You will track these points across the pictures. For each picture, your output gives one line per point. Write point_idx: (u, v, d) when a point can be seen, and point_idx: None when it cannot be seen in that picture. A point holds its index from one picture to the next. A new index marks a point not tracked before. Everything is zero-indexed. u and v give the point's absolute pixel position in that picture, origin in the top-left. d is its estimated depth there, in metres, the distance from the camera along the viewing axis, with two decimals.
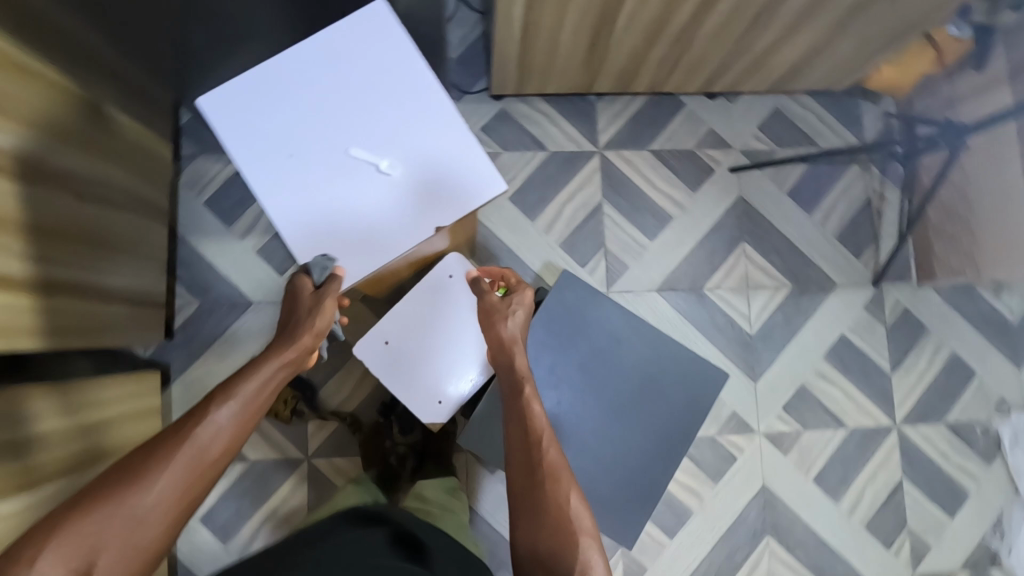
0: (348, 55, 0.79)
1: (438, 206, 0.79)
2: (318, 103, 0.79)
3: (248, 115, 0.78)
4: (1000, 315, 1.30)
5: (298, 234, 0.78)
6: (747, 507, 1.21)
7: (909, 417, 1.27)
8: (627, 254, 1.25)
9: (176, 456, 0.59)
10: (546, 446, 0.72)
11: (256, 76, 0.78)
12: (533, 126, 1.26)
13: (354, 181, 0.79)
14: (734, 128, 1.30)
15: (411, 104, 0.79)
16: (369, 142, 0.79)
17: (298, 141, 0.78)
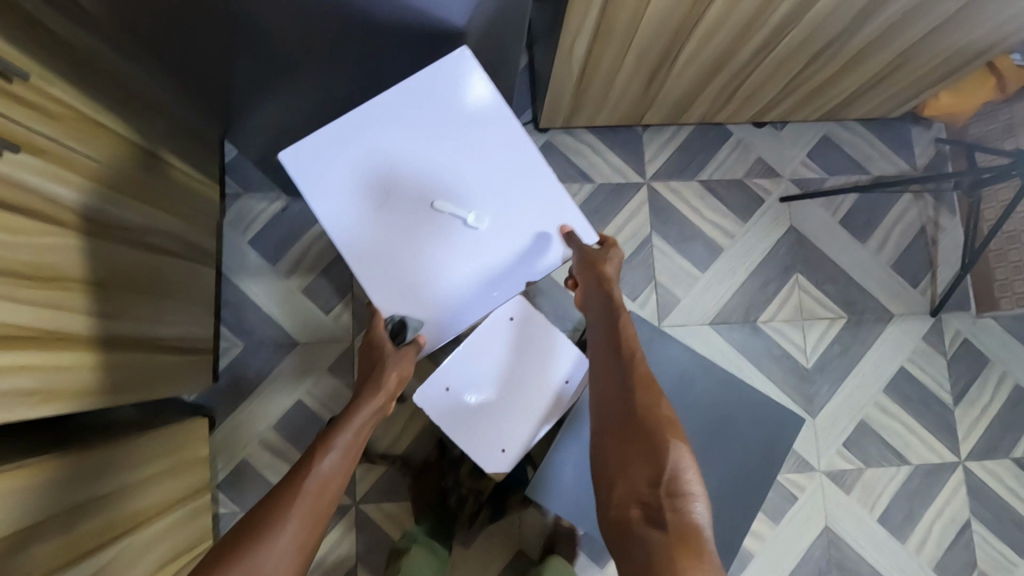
0: (429, 105, 0.78)
1: (523, 259, 0.79)
2: (401, 156, 0.78)
3: (332, 169, 0.77)
4: None
5: (382, 288, 0.78)
6: (810, 549, 1.16)
7: (975, 452, 1.22)
8: (679, 287, 1.22)
9: (293, 508, 0.62)
10: (636, 362, 0.77)
11: (335, 130, 0.77)
12: (579, 158, 1.24)
13: (439, 234, 0.78)
14: (783, 156, 1.27)
15: (494, 155, 0.79)
16: (453, 194, 0.78)
17: (382, 194, 0.78)
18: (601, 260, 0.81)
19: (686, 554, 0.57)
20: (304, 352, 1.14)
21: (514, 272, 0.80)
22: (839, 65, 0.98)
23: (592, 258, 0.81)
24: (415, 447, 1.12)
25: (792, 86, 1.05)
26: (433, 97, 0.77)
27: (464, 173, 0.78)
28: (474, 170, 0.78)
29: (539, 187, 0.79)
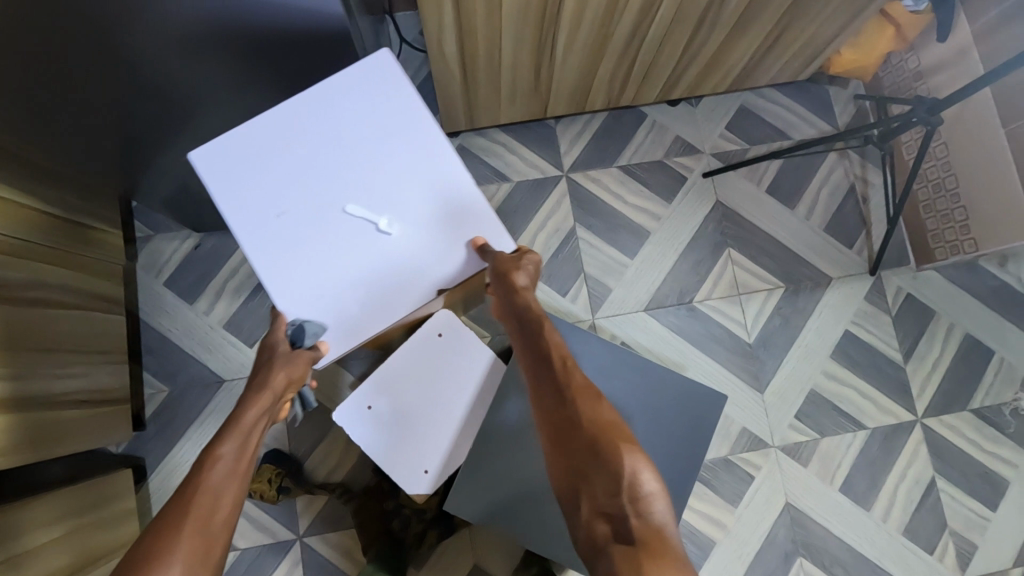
0: (348, 107, 0.76)
1: (432, 267, 0.77)
2: (318, 158, 0.76)
3: (242, 167, 0.76)
4: (1010, 287, 1.23)
5: (289, 292, 0.76)
6: (773, 528, 1.13)
7: (932, 409, 1.19)
8: (609, 276, 1.19)
9: (183, 528, 0.58)
10: (568, 370, 0.72)
11: (247, 126, 0.75)
12: (494, 159, 1.22)
13: (348, 238, 0.76)
14: (701, 131, 1.25)
15: (415, 162, 0.77)
16: (365, 199, 0.76)
17: (293, 197, 0.76)
18: (511, 269, 0.75)
19: (656, 566, 0.54)
20: (231, 388, 1.11)
21: (422, 283, 0.77)
22: (727, 33, 0.96)
23: (502, 267, 0.75)
24: (356, 473, 1.10)
25: (688, 59, 1.03)
26: (354, 101, 0.76)
27: (381, 178, 0.77)
28: (393, 176, 0.77)
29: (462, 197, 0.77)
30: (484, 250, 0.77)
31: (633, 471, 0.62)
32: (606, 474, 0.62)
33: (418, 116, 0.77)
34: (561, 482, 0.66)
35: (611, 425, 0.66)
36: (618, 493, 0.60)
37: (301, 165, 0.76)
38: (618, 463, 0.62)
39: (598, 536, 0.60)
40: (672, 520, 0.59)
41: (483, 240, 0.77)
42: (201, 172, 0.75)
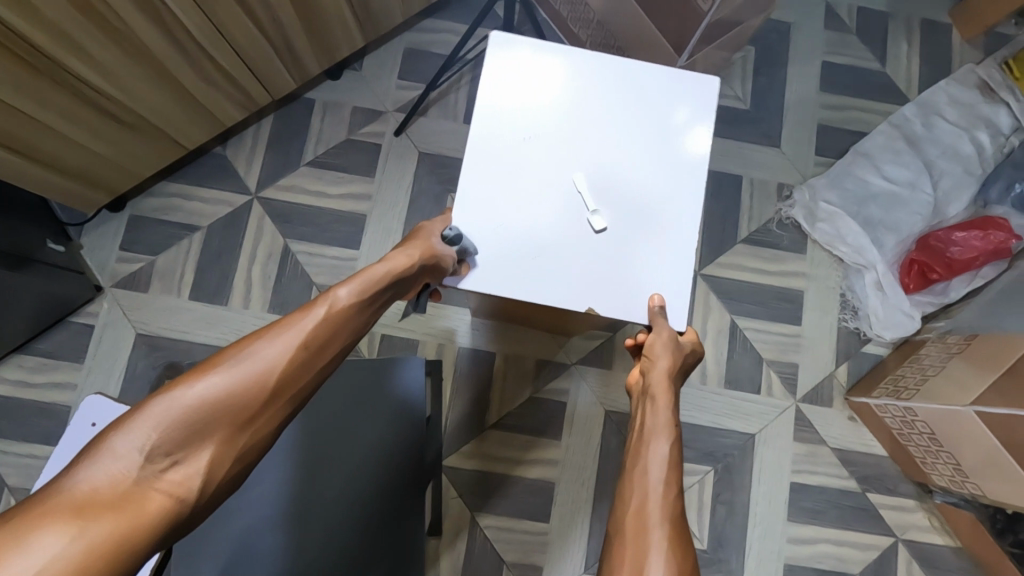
0: (639, 73, 0.78)
1: (599, 272, 0.73)
2: (604, 122, 0.77)
3: (541, 81, 0.77)
4: (732, 109, 1.22)
5: (483, 212, 0.74)
6: (604, 442, 1.09)
7: (707, 256, 1.16)
8: (341, 277, 1.10)
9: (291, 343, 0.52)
10: (675, 504, 0.59)
11: (581, 53, 0.78)
12: (174, 213, 1.10)
13: (564, 201, 0.74)
14: (376, 92, 1.17)
15: (674, 176, 0.76)
16: (607, 186, 0.75)
17: (579, 127, 0.76)
18: (661, 343, 0.69)
19: None
20: None
21: (593, 286, 0.72)
22: None
23: (655, 339, 0.69)
24: None
25: (281, 36, 0.94)
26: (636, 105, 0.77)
27: (642, 167, 0.76)
28: (659, 175, 0.76)
29: (682, 224, 0.74)
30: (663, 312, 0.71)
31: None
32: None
33: (694, 153, 0.76)
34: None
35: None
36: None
37: (582, 128, 0.77)
38: None
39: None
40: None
41: (663, 298, 0.72)
42: (495, 47, 0.78)
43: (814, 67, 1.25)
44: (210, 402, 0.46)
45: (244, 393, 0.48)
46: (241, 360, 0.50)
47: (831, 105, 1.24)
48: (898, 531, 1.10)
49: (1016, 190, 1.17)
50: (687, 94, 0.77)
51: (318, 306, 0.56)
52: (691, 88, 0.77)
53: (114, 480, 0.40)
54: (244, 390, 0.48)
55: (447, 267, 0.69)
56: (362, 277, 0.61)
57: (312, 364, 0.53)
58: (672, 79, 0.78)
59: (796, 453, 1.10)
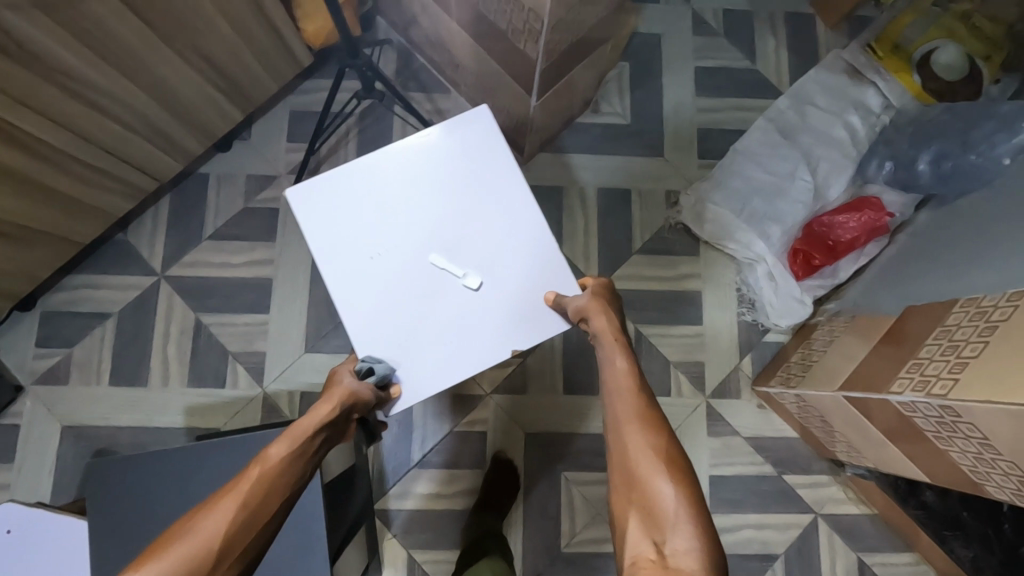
0: (419, 147, 0.75)
1: (503, 322, 0.71)
2: (417, 193, 0.74)
3: (355, 197, 0.74)
4: (613, 125, 1.27)
5: (358, 336, 0.71)
6: (527, 463, 1.14)
7: (605, 272, 1.21)
8: (254, 342, 1.14)
9: (233, 505, 0.54)
10: (646, 400, 0.65)
11: (356, 166, 0.75)
12: (85, 303, 1.14)
13: (432, 292, 0.72)
14: (267, 158, 1.21)
15: (508, 206, 0.74)
16: (463, 245, 0.73)
17: (401, 222, 0.74)
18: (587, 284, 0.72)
19: None
20: None
21: (504, 339, 0.71)
22: (134, 82, 0.90)
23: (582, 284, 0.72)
24: None
25: (146, 123, 0.98)
26: (437, 174, 0.75)
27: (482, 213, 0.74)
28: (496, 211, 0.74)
29: (534, 242, 0.73)
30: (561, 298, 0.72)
31: (679, 521, 0.55)
32: (665, 521, 0.55)
33: (504, 175, 0.74)
34: (615, 506, 0.60)
35: (681, 473, 0.58)
36: (671, 545, 0.53)
37: (406, 220, 0.74)
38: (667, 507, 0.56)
39: (640, 574, 0.52)
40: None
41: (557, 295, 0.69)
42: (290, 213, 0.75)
43: (688, 74, 1.30)
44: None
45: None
46: (185, 535, 0.51)
47: (708, 108, 1.29)
48: (816, 507, 1.16)
49: (887, 167, 1.21)
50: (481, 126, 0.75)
51: (253, 469, 0.57)
52: (470, 121, 0.75)
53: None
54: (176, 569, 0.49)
55: (370, 398, 0.66)
56: (297, 423, 0.62)
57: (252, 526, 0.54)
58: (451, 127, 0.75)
59: (711, 448, 1.16)
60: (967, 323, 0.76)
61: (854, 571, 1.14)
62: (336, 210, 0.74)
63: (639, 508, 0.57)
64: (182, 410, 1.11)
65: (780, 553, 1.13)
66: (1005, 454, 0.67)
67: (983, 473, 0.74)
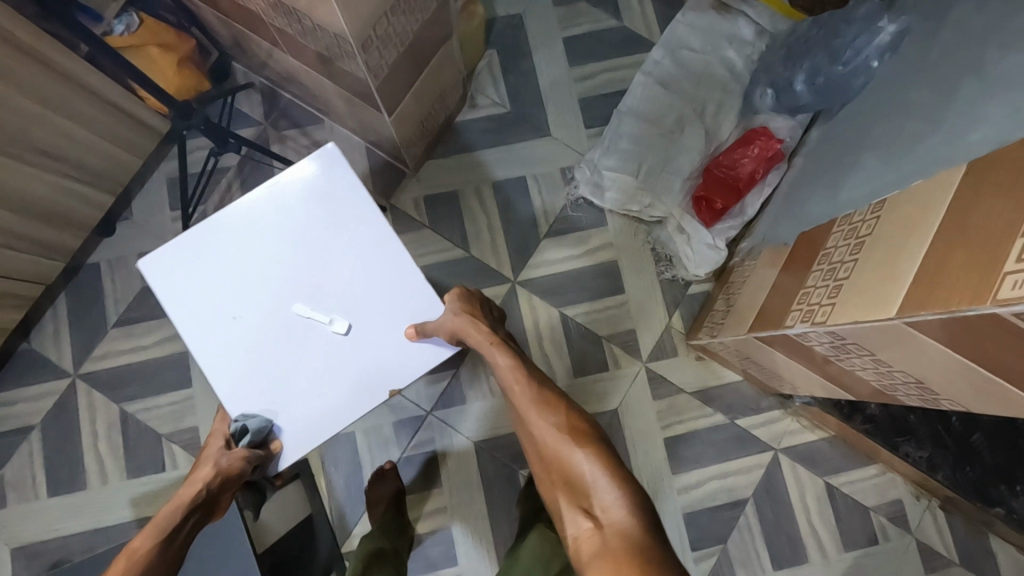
0: (266, 201, 0.78)
1: (370, 357, 0.77)
2: (274, 248, 0.78)
3: (215, 259, 0.78)
4: (494, 116, 1.25)
5: (245, 388, 0.77)
6: (483, 469, 1.13)
7: (518, 264, 1.20)
8: (185, 418, 1.13)
9: None
10: (535, 386, 0.74)
11: (207, 231, 0.78)
12: (4, 421, 1.12)
13: (303, 339, 0.77)
14: (154, 232, 1.18)
15: (368, 250, 0.78)
16: (326, 291, 0.78)
17: (263, 277, 0.78)
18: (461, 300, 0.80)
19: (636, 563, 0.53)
20: None
21: (375, 371, 0.77)
22: None
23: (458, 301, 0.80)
24: None
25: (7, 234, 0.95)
26: (289, 225, 0.78)
27: (341, 260, 0.78)
28: (355, 256, 0.78)
29: (392, 275, 0.78)
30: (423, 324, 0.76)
31: (598, 481, 0.64)
32: (588, 488, 0.64)
33: (355, 216, 0.78)
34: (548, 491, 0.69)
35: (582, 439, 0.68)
36: (598, 505, 0.62)
37: (266, 275, 0.78)
38: (586, 475, 0.65)
39: (582, 541, 0.61)
40: (656, 529, 0.59)
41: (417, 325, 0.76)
42: (151, 285, 0.78)
43: (558, 47, 1.28)
44: None
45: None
46: None
47: (585, 77, 1.27)
48: (774, 444, 1.16)
49: (769, 95, 1.19)
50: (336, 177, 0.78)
51: (113, 573, 0.61)
52: (314, 169, 0.78)
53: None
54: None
55: (246, 468, 0.71)
56: (162, 513, 0.67)
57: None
58: (293, 177, 0.78)
59: (659, 411, 1.16)
60: (841, 243, 0.76)
61: (823, 497, 1.15)
62: (204, 265, 0.78)
63: (563, 482, 0.67)
64: (126, 504, 1.09)
65: (748, 497, 1.14)
66: (894, 365, 0.67)
67: (890, 386, 0.74)
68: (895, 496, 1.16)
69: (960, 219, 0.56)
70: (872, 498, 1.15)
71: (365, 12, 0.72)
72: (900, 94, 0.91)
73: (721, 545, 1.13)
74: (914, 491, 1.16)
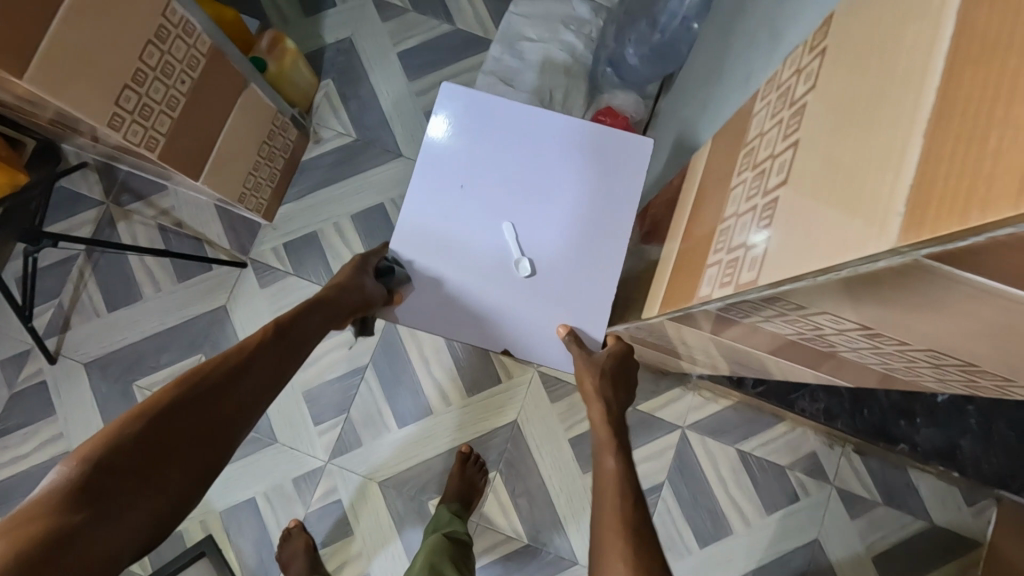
0: (565, 127, 0.79)
1: (529, 296, 0.76)
2: (528, 172, 0.78)
3: (500, 123, 0.79)
4: (342, 146, 1.21)
5: (418, 249, 0.77)
6: (392, 508, 1.10)
7: None
8: None
9: (234, 374, 0.56)
10: (632, 507, 0.52)
11: (509, 109, 0.79)
12: None
13: (489, 246, 0.77)
14: (11, 336, 1.14)
15: (594, 232, 0.77)
16: (535, 228, 0.77)
17: (493, 180, 0.78)
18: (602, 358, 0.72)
19: None
20: None
21: (518, 304, 0.76)
22: None
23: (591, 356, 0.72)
24: None
25: None
26: (557, 162, 0.78)
27: (573, 219, 0.77)
28: (578, 225, 0.77)
29: (603, 266, 0.76)
30: (576, 337, 0.74)
31: None
32: None
33: (618, 206, 0.78)
34: None
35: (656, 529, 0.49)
36: None
37: (501, 180, 0.78)
38: None
39: None
40: None
41: (567, 329, 0.75)
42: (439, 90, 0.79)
43: (393, 63, 1.24)
44: (153, 417, 0.49)
45: (214, 405, 0.53)
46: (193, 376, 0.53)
47: (427, 88, 1.23)
48: (680, 422, 1.15)
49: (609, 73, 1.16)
50: (606, 153, 0.78)
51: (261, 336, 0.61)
52: (624, 158, 0.78)
53: (46, 531, 0.40)
54: (174, 436, 0.49)
55: (372, 303, 0.74)
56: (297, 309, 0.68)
57: (232, 412, 0.54)
58: (601, 144, 0.79)
59: (559, 413, 1.13)
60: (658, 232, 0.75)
61: (739, 465, 1.14)
62: (497, 105, 0.79)
63: None
64: None
65: (663, 481, 1.13)
66: (717, 347, 0.64)
67: (740, 361, 0.70)
68: (809, 449, 1.14)
69: (704, 206, 0.54)
70: (787, 457, 1.14)
71: (102, 93, 0.68)
72: (708, 54, 0.88)
73: None
74: (827, 440, 1.15)
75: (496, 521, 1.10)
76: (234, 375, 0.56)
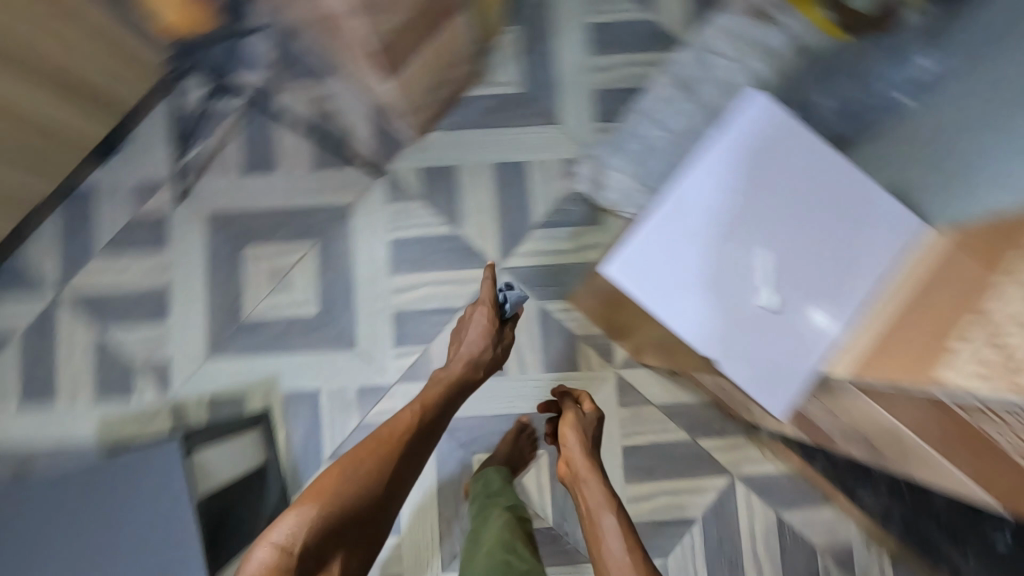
0: (846, 185, 0.76)
1: (762, 333, 0.71)
2: (798, 214, 0.74)
3: (785, 155, 0.75)
4: (505, 95, 1.21)
5: (673, 241, 0.71)
6: (437, 448, 1.14)
7: (504, 250, 1.18)
8: (157, 350, 1.15)
9: (405, 432, 0.81)
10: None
11: (802, 144, 0.75)
12: None
13: (739, 270, 0.72)
14: (150, 164, 1.18)
15: (840, 295, 0.74)
16: (789, 269, 0.73)
17: (763, 207, 0.74)
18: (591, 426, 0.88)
19: None
20: None
21: (749, 338, 0.70)
22: None
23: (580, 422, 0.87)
24: None
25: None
26: (825, 217, 0.75)
27: (827, 280, 0.74)
28: (826, 283, 0.74)
29: (834, 336, 0.73)
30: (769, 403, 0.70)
31: None
32: None
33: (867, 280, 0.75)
34: None
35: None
36: None
37: (769, 209, 0.74)
38: None
39: None
40: None
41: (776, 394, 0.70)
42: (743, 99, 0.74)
43: (581, 32, 1.23)
44: (330, 502, 0.71)
45: (397, 458, 0.78)
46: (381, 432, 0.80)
47: (605, 67, 1.22)
48: (732, 469, 1.15)
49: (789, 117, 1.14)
50: (872, 217, 0.76)
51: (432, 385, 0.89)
52: (892, 234, 0.76)
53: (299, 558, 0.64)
54: (361, 493, 0.73)
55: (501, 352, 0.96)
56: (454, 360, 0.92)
57: (405, 467, 0.79)
58: (872, 210, 0.76)
59: (621, 418, 1.15)
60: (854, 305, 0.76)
61: (773, 530, 1.14)
62: (790, 139, 0.75)
63: None
64: (93, 421, 1.13)
65: (696, 517, 1.14)
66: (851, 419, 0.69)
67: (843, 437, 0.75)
68: (845, 539, 1.14)
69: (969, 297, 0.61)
70: (821, 539, 1.14)
71: None
72: (924, 142, 0.85)
73: (661, 558, 1.13)
74: (866, 539, 1.14)
75: (528, 496, 1.13)
76: (426, 432, 0.83)
